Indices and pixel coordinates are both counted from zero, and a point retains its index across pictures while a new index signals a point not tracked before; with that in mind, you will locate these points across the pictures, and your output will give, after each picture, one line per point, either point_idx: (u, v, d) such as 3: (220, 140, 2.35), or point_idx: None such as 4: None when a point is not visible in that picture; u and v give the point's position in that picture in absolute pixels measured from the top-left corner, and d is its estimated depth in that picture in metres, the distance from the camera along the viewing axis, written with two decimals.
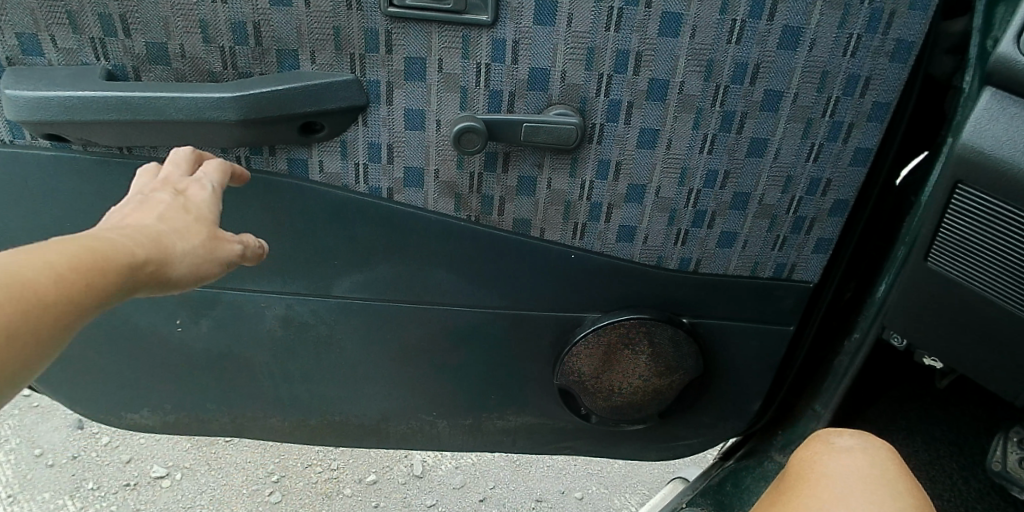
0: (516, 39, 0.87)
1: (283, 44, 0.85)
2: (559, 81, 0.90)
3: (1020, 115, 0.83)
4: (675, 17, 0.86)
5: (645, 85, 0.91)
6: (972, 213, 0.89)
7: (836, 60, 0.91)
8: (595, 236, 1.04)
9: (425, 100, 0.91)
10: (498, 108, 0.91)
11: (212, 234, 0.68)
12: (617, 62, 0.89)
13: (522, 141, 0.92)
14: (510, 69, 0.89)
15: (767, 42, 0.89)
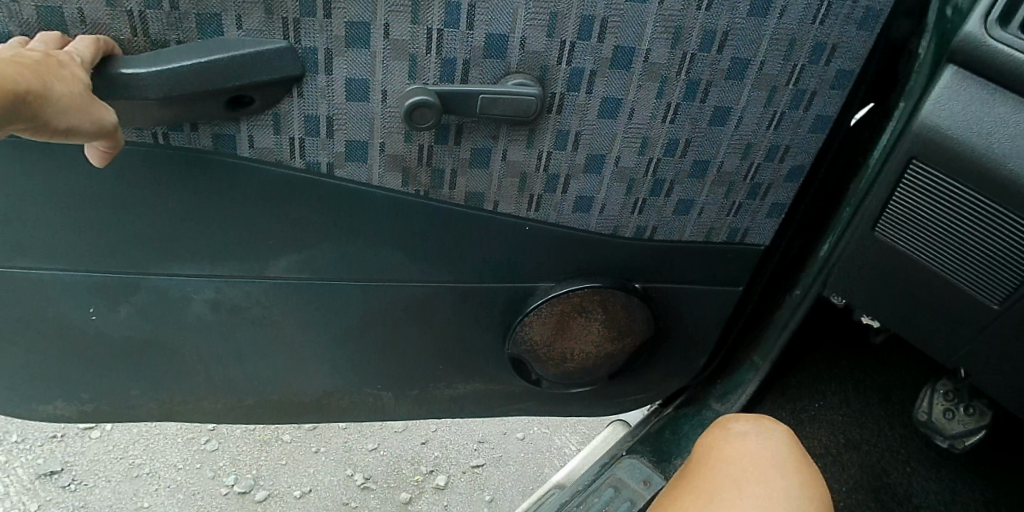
0: (472, 2, 0.78)
1: (203, 7, 0.74)
2: (518, 49, 0.82)
3: (979, 95, 0.82)
4: None
5: (609, 53, 0.85)
6: (924, 188, 0.88)
7: (805, 27, 0.87)
8: (551, 207, 0.99)
9: (370, 69, 0.81)
10: (450, 78, 0.83)
11: (81, 93, 0.70)
12: (580, 29, 0.82)
13: (478, 113, 0.85)
14: (465, 36, 0.80)
15: (737, 8, 0.84)
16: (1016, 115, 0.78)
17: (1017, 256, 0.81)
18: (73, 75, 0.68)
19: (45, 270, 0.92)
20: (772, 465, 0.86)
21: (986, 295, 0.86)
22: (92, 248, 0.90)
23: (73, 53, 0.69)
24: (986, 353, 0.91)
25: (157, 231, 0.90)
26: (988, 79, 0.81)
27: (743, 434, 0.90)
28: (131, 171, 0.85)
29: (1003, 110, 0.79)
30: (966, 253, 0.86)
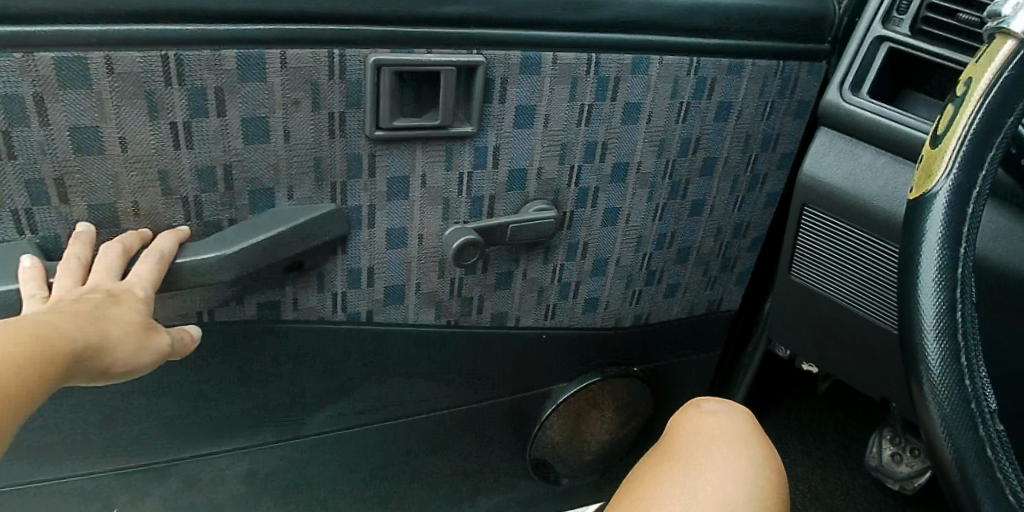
0: (498, 145, 0.86)
1: (257, 184, 0.75)
2: (535, 178, 0.91)
3: (843, 148, 1.00)
4: (635, 106, 0.92)
5: (609, 169, 0.95)
6: (817, 231, 1.06)
7: (755, 124, 1.04)
8: (563, 313, 1.05)
9: (408, 217, 0.86)
10: (478, 213, 0.90)
11: (139, 323, 0.65)
12: (586, 153, 0.92)
13: (507, 240, 0.91)
14: (491, 174, 0.88)
15: (703, 117, 0.98)
16: (875, 160, 0.98)
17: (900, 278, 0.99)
18: (132, 310, 0.65)
19: (69, 476, 0.84)
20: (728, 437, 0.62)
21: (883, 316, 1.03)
22: (124, 440, 0.85)
23: (136, 290, 0.68)
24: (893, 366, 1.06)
25: (197, 409, 0.87)
26: (848, 134, 1.00)
27: (710, 410, 0.66)
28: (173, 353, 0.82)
29: (864, 156, 0.99)
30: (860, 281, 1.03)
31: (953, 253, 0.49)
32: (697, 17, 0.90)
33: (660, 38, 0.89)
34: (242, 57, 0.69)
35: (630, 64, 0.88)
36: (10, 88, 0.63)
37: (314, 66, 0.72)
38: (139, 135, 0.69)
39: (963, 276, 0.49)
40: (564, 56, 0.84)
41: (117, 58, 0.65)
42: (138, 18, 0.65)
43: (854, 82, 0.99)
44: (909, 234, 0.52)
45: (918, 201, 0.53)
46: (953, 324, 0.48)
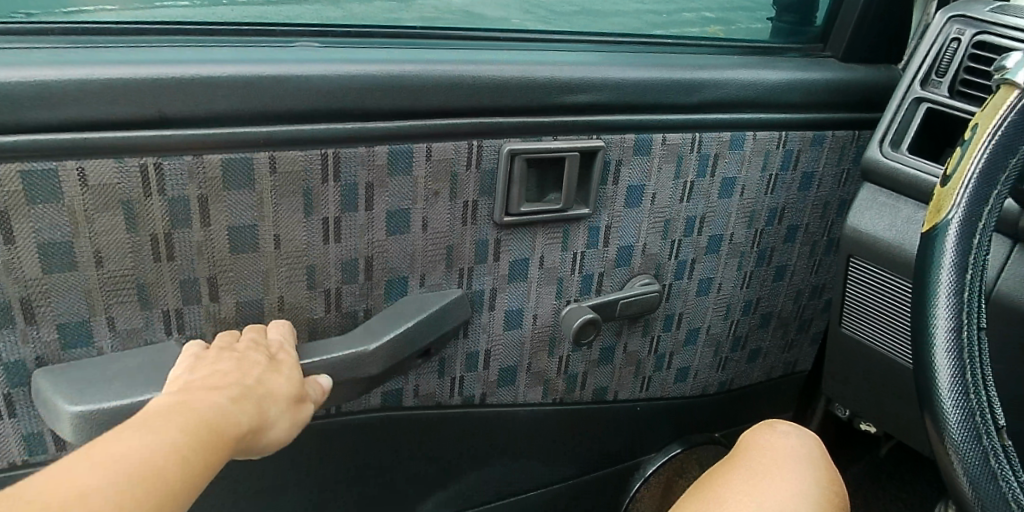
0: (609, 224, 0.88)
1: (395, 273, 0.77)
2: (640, 254, 0.93)
3: (888, 202, 0.98)
4: (730, 181, 0.95)
5: (705, 242, 0.98)
6: (868, 283, 1.00)
7: (835, 191, 1.06)
8: (656, 383, 1.06)
9: (525, 298, 0.87)
10: (587, 291, 0.91)
11: (292, 396, 0.58)
12: (686, 227, 0.95)
13: (615, 316, 0.93)
14: (602, 252, 0.90)
15: (790, 188, 1.01)
16: (915, 212, 0.94)
17: None
18: (291, 377, 0.60)
19: None
20: (801, 457, 0.73)
21: None
22: None
23: (290, 350, 0.66)
24: None
25: (315, 503, 0.85)
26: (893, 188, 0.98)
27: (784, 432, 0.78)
28: (300, 447, 0.81)
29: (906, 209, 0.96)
30: None
31: (959, 289, 0.50)
32: (787, 94, 0.94)
33: (757, 115, 0.93)
34: (395, 152, 0.70)
35: (728, 142, 0.92)
36: (172, 191, 0.62)
37: (456, 154, 0.74)
38: (293, 233, 0.69)
39: (971, 305, 0.50)
40: (672, 135, 0.87)
41: (280, 157, 0.66)
42: (299, 119, 0.66)
43: (895, 139, 0.97)
44: (920, 267, 0.52)
45: (929, 234, 0.53)
46: (964, 361, 0.48)
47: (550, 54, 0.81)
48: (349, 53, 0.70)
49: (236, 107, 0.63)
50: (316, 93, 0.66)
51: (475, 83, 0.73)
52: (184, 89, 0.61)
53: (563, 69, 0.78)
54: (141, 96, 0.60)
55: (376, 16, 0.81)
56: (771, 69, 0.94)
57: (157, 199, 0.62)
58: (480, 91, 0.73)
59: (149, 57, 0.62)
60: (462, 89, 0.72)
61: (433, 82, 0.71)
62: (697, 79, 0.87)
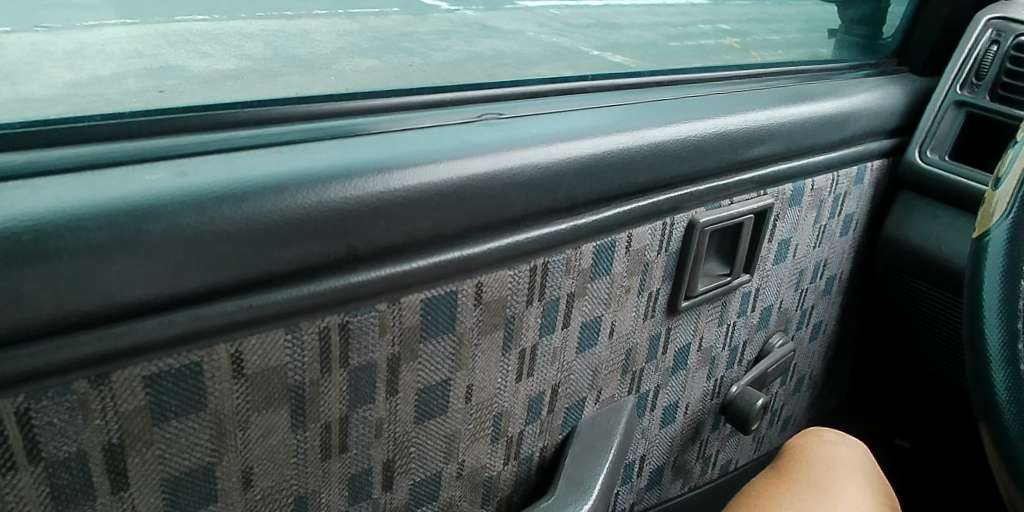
0: (669, 327, 0.67)
1: (424, 470, 0.50)
2: (697, 352, 0.72)
3: None
4: (786, 243, 0.76)
5: (758, 317, 0.79)
6: None
7: (888, 236, 0.88)
8: (706, 478, 0.84)
9: (578, 440, 0.62)
10: (643, 411, 0.70)
11: None
12: (741, 305, 0.75)
13: (659, 429, 0.73)
14: (659, 363, 0.68)
15: (836, 238, 0.84)
16: None
17: None
18: None
19: None
20: None
21: None
22: None
23: None
24: None
25: None
26: None
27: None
28: None
29: None
30: None
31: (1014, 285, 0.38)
32: (849, 126, 0.77)
33: (818, 159, 0.74)
34: (431, 302, 0.44)
35: (790, 197, 0.73)
36: (79, 442, 0.33)
37: (514, 289, 0.50)
38: (275, 458, 0.41)
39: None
40: (742, 196, 0.66)
41: (249, 347, 0.37)
42: (309, 276, 0.38)
43: (938, 145, 0.86)
44: (973, 300, 0.39)
45: (978, 246, 0.41)
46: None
47: (628, 109, 0.60)
48: (391, 148, 0.43)
49: (209, 275, 0.35)
50: (334, 230, 0.38)
51: (550, 175, 0.49)
52: (113, 257, 0.32)
53: (629, 137, 0.55)
54: (30, 291, 0.30)
55: (401, 72, 0.60)
56: (832, 93, 0.77)
57: (30, 469, 0.32)
58: (556, 182, 0.50)
59: (60, 196, 0.33)
60: (518, 185, 0.47)
61: (498, 187, 0.46)
62: (773, 123, 0.68)
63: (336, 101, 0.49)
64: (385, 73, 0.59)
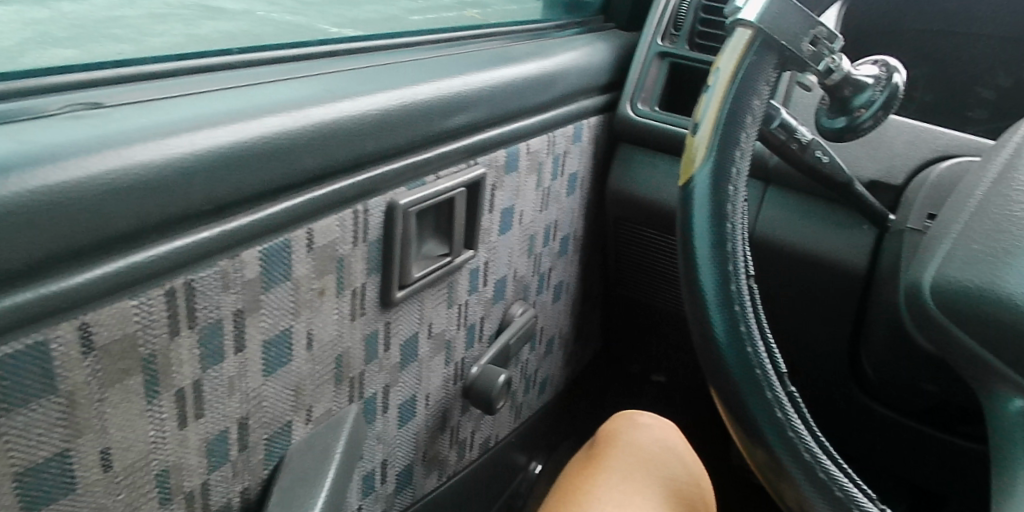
0: (486, 261, 0.68)
1: (274, 423, 0.52)
2: (510, 282, 0.72)
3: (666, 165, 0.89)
4: (573, 176, 0.79)
5: (561, 243, 0.80)
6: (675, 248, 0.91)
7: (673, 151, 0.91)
8: (524, 414, 0.84)
9: (415, 378, 0.64)
10: (472, 341, 0.69)
11: None
12: (544, 236, 0.76)
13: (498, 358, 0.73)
14: (481, 294, 0.68)
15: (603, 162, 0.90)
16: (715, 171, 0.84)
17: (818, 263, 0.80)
18: None
19: None
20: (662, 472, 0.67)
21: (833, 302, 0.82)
22: None
23: None
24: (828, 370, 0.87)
25: None
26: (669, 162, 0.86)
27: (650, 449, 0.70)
28: None
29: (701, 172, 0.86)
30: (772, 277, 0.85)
31: (715, 216, 0.48)
32: (601, 56, 0.81)
33: (592, 99, 0.79)
34: (270, 252, 0.47)
35: (573, 134, 0.76)
36: None
37: (340, 236, 0.52)
38: (134, 431, 0.42)
39: (730, 237, 0.48)
40: (535, 141, 0.70)
41: (97, 320, 0.38)
42: (130, 244, 0.39)
43: (644, 99, 0.88)
44: (682, 232, 0.50)
45: (686, 184, 0.52)
46: (768, 377, 0.45)
47: (414, 61, 0.62)
48: (206, 107, 0.44)
49: (25, 259, 0.34)
50: (161, 193, 0.39)
51: (352, 130, 0.50)
52: None
53: (432, 84, 0.57)
54: None
55: (209, 42, 0.58)
56: (595, 42, 0.83)
57: None
58: (361, 136, 0.51)
59: None
60: (326, 139, 0.48)
61: (308, 139, 0.47)
62: (547, 68, 0.70)
63: (99, 73, 0.48)
64: (191, 46, 0.56)
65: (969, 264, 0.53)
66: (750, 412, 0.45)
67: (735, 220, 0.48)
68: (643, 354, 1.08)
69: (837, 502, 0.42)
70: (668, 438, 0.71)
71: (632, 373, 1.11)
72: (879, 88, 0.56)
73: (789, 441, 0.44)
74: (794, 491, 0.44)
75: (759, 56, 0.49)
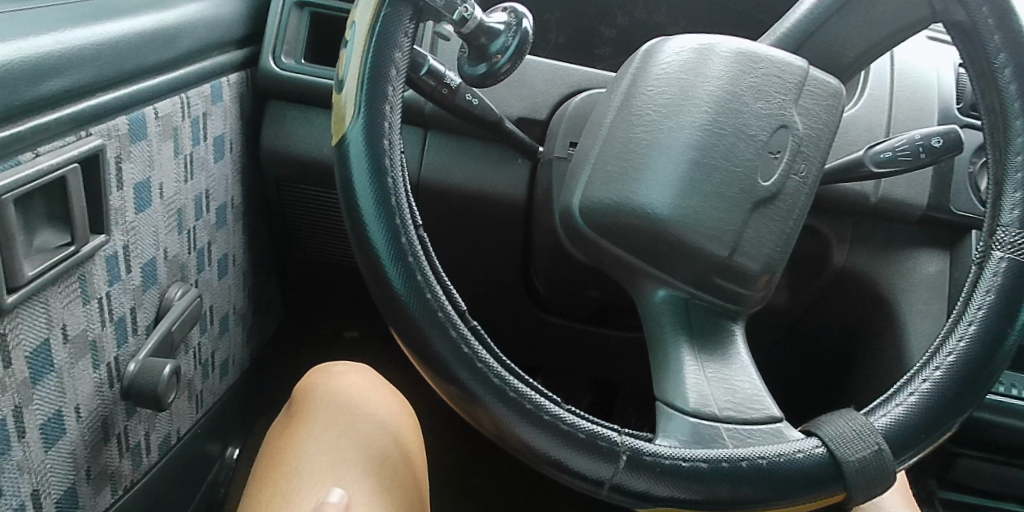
0: (127, 242, 0.58)
1: None
2: (163, 262, 0.64)
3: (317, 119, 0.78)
4: (219, 138, 0.72)
5: (214, 214, 0.73)
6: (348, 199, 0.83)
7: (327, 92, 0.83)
8: (207, 401, 0.78)
9: (57, 391, 0.51)
10: (124, 338, 0.59)
11: None
12: (195, 208, 0.69)
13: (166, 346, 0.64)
14: (127, 282, 0.58)
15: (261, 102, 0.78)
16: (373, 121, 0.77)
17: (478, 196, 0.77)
18: None
19: None
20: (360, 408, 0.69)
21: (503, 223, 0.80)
22: None
23: None
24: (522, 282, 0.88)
25: None
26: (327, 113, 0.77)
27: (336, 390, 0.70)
28: None
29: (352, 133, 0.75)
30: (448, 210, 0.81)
31: (375, 165, 0.48)
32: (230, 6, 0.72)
33: (229, 57, 0.72)
34: None
35: (210, 95, 0.69)
36: None
37: None
38: None
39: (393, 184, 0.48)
40: (164, 105, 0.61)
41: None
42: None
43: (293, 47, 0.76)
44: (344, 188, 0.49)
45: (340, 142, 0.50)
46: (450, 316, 0.46)
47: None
48: None
49: None
50: None
51: None
52: None
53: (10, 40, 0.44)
54: None
55: None
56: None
57: None
58: None
59: None
60: None
61: None
62: (165, 25, 0.61)
63: None
64: None
65: (609, 183, 0.58)
66: (435, 349, 0.46)
67: (393, 169, 0.48)
68: (336, 312, 1.04)
69: (523, 410, 0.46)
70: (368, 391, 0.71)
71: (328, 332, 1.09)
72: (510, 32, 0.56)
73: (475, 369, 0.45)
74: (489, 413, 0.46)
75: (392, 10, 0.51)
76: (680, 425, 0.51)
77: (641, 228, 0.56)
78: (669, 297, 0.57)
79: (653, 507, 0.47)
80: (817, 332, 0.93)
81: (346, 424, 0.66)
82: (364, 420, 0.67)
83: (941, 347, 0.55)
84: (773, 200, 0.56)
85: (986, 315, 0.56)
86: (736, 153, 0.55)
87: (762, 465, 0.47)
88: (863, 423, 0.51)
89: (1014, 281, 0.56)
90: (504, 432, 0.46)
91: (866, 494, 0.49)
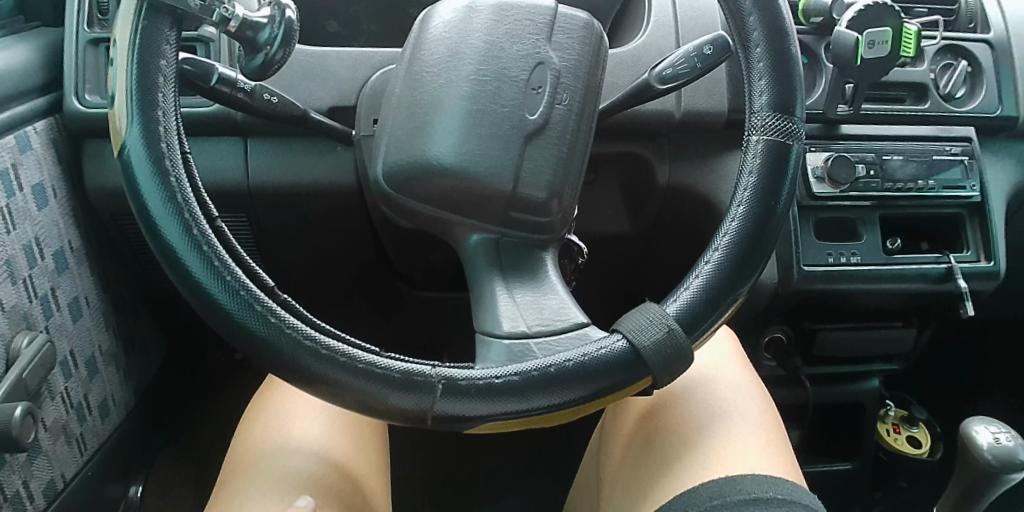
0: None
1: None
2: (0, 313, 0.65)
3: None
4: (39, 187, 0.73)
5: (51, 262, 0.74)
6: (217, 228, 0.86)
7: None
8: (92, 444, 0.79)
9: None
10: None
11: None
12: (27, 258, 0.70)
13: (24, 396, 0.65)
14: None
15: (83, 146, 0.79)
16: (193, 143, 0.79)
17: (309, 188, 0.82)
18: None
19: None
20: (305, 417, 0.71)
21: (341, 207, 0.84)
22: None
23: None
24: (374, 258, 0.93)
25: None
26: None
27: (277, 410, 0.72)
28: None
29: None
30: (291, 214, 0.85)
31: (158, 169, 0.52)
32: (15, 62, 0.72)
33: (29, 105, 0.72)
34: None
35: (16, 145, 0.70)
36: None
37: None
38: None
39: (178, 183, 0.53)
40: None
41: None
42: None
43: (96, 86, 0.77)
44: (133, 195, 0.53)
45: (122, 153, 0.54)
46: (253, 293, 0.51)
47: None
48: None
49: None
50: None
51: None
52: None
53: None
54: None
55: None
56: (16, 43, 0.76)
57: None
58: None
59: None
60: None
61: None
62: None
63: None
64: None
65: (406, 148, 0.63)
66: (244, 324, 0.51)
67: (176, 169, 0.53)
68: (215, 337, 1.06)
69: (336, 362, 0.51)
70: (293, 401, 0.73)
71: (211, 358, 1.11)
72: (275, 23, 0.60)
73: (284, 334, 0.50)
74: (305, 371, 0.51)
75: (149, 23, 0.55)
76: (498, 350, 0.55)
77: (438, 181, 0.62)
78: (481, 241, 0.62)
79: (475, 422, 0.52)
80: (664, 250, 1.01)
81: (276, 440, 0.68)
82: (314, 441, 0.68)
83: (720, 231, 0.61)
84: (544, 130, 0.62)
85: (752, 196, 0.61)
86: (501, 95, 0.61)
87: (569, 366, 0.53)
88: (657, 312, 0.57)
89: (770, 160, 0.62)
90: (320, 383, 0.51)
91: (667, 372, 0.55)
